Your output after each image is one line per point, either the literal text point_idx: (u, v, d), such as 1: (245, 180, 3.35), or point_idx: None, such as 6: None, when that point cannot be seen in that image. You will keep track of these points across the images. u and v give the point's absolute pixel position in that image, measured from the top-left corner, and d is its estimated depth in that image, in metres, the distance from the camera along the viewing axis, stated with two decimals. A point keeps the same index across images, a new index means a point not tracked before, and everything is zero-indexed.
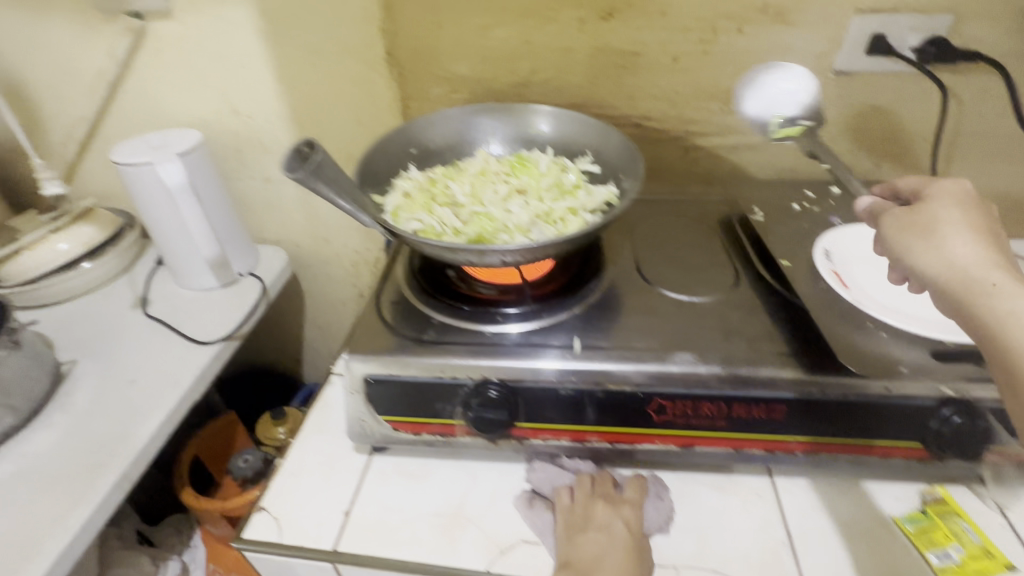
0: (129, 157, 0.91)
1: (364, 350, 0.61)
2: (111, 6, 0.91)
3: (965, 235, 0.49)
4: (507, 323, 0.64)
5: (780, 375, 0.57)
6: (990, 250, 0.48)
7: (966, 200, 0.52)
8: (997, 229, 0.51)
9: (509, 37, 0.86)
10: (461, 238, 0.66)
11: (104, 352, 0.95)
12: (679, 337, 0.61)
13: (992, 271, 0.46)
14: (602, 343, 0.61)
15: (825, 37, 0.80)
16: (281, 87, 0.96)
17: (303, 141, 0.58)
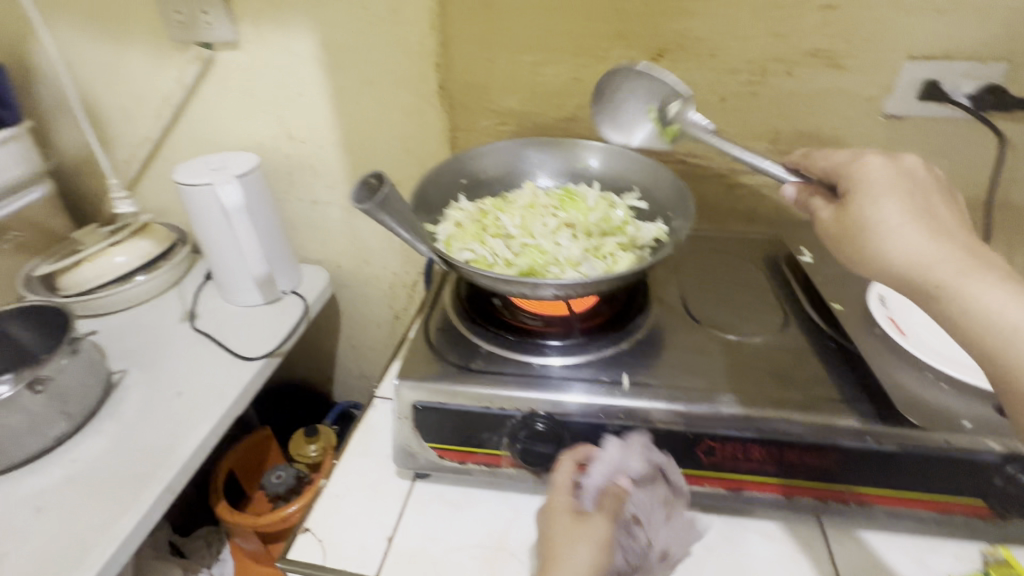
0: (190, 177, 0.95)
1: (414, 375, 0.62)
2: (182, 37, 0.97)
3: (903, 223, 0.48)
4: (553, 356, 0.64)
5: (834, 422, 0.55)
6: (927, 227, 0.48)
7: (888, 178, 0.51)
8: (930, 201, 0.50)
9: (559, 74, 0.88)
10: (512, 269, 0.68)
11: (153, 363, 0.98)
12: (728, 377, 0.61)
13: (940, 256, 0.46)
14: (650, 380, 0.61)
15: (876, 81, 0.81)
16: (336, 114, 1.00)
17: (371, 173, 0.62)
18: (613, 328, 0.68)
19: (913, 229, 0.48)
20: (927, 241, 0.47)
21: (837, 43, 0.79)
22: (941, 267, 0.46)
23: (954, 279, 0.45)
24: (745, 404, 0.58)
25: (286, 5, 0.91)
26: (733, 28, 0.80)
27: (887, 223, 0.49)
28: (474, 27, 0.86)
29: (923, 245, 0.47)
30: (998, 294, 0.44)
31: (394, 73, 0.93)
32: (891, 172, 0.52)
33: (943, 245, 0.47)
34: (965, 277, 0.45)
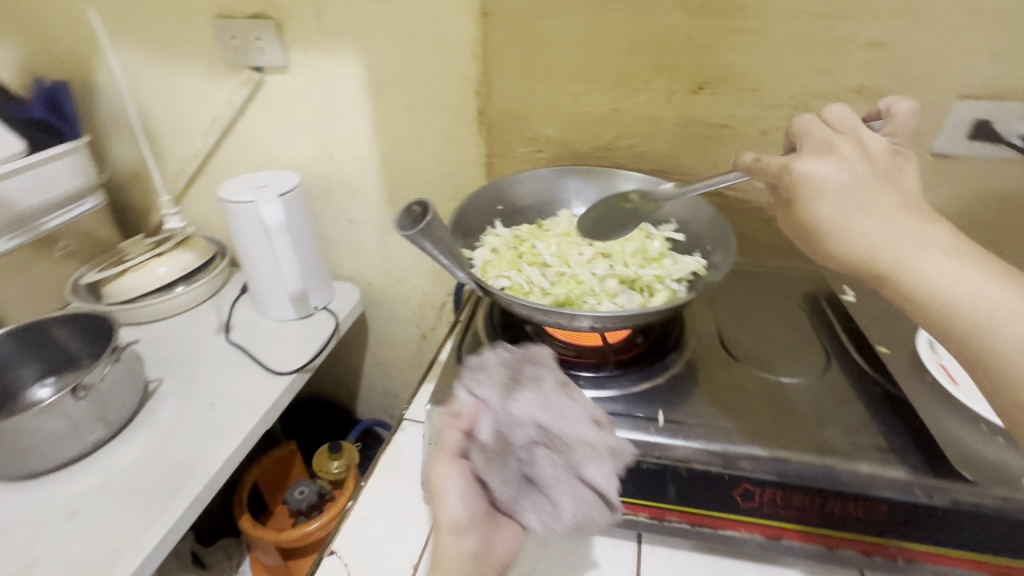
0: (235, 194, 0.98)
1: (446, 400, 0.62)
2: (236, 60, 1.01)
3: (850, 216, 0.48)
4: (586, 389, 0.64)
5: (880, 473, 0.53)
6: (872, 214, 0.48)
7: (827, 171, 0.50)
8: (872, 180, 0.49)
9: (599, 105, 0.89)
10: (548, 298, 0.67)
11: (188, 374, 1.00)
12: (768, 418, 0.59)
13: (890, 242, 0.47)
14: (687, 418, 0.59)
15: (924, 120, 0.79)
16: (377, 137, 1.03)
17: (416, 200, 0.63)
18: (648, 362, 0.67)
19: (858, 219, 0.48)
20: (877, 229, 0.47)
21: (884, 80, 0.78)
22: (891, 252, 0.46)
23: (904, 261, 0.46)
24: (786, 448, 0.56)
25: (335, 32, 0.94)
26: (777, 64, 0.80)
27: (834, 220, 0.49)
28: (517, 57, 0.88)
29: (872, 234, 0.47)
30: (954, 268, 0.44)
31: (435, 99, 0.95)
32: (831, 160, 0.51)
33: (890, 229, 0.47)
34: (915, 258, 0.45)
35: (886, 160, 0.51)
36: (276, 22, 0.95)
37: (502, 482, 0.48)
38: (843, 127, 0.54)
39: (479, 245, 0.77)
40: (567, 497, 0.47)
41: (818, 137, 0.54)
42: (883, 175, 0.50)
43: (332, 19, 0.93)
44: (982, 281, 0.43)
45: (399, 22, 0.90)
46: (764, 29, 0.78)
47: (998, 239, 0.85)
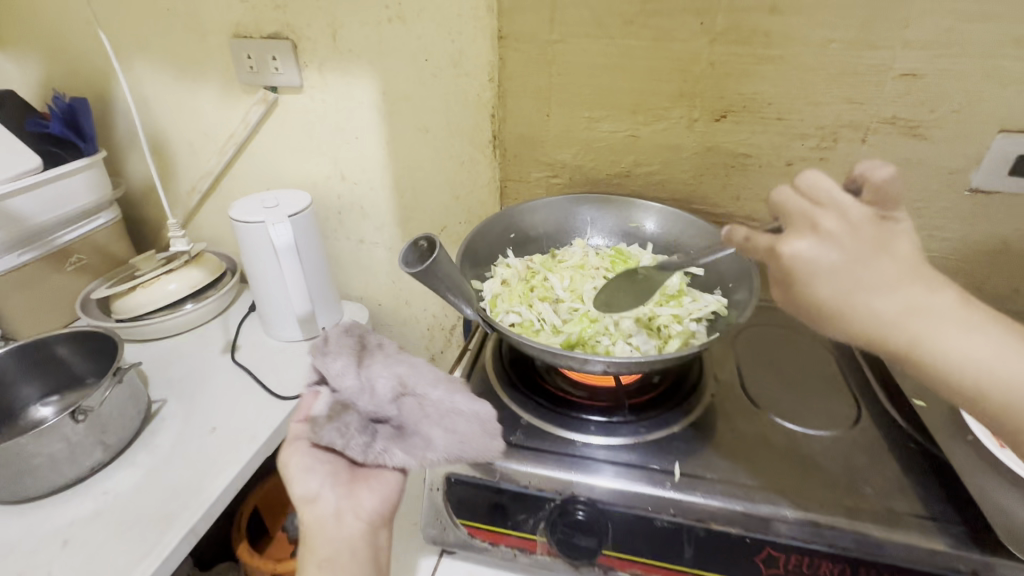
0: (245, 214, 0.97)
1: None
2: (251, 80, 1.01)
3: (859, 296, 0.44)
4: (598, 436, 0.60)
5: (920, 544, 0.48)
6: (876, 292, 0.43)
7: (822, 257, 0.44)
8: (869, 246, 0.44)
9: (617, 131, 0.87)
10: (559, 336, 0.65)
11: (192, 395, 0.98)
12: (793, 475, 0.55)
13: (902, 322, 0.43)
14: (707, 473, 0.55)
15: (961, 153, 0.75)
16: (390, 159, 1.01)
17: (423, 236, 0.61)
18: (664, 408, 0.63)
19: (868, 299, 0.43)
20: (888, 308, 0.43)
21: (919, 112, 0.74)
22: (905, 332, 0.43)
23: (920, 339, 0.43)
24: (815, 507, 0.51)
25: (350, 53, 0.93)
26: (804, 92, 0.76)
27: (837, 299, 0.44)
28: (533, 81, 0.86)
29: (882, 318, 0.43)
30: (970, 340, 0.42)
31: (449, 122, 0.93)
32: (827, 245, 0.44)
33: (902, 309, 0.43)
34: (932, 335, 0.42)
35: (879, 223, 0.45)
36: (292, 43, 0.95)
37: (355, 439, 0.53)
38: (820, 193, 0.46)
39: (490, 276, 0.75)
40: (430, 433, 0.54)
41: (798, 211, 0.46)
42: (879, 245, 0.44)
43: (347, 41, 0.92)
44: (998, 350, 0.42)
45: (414, 45, 0.88)
46: (792, 56, 0.74)
47: None
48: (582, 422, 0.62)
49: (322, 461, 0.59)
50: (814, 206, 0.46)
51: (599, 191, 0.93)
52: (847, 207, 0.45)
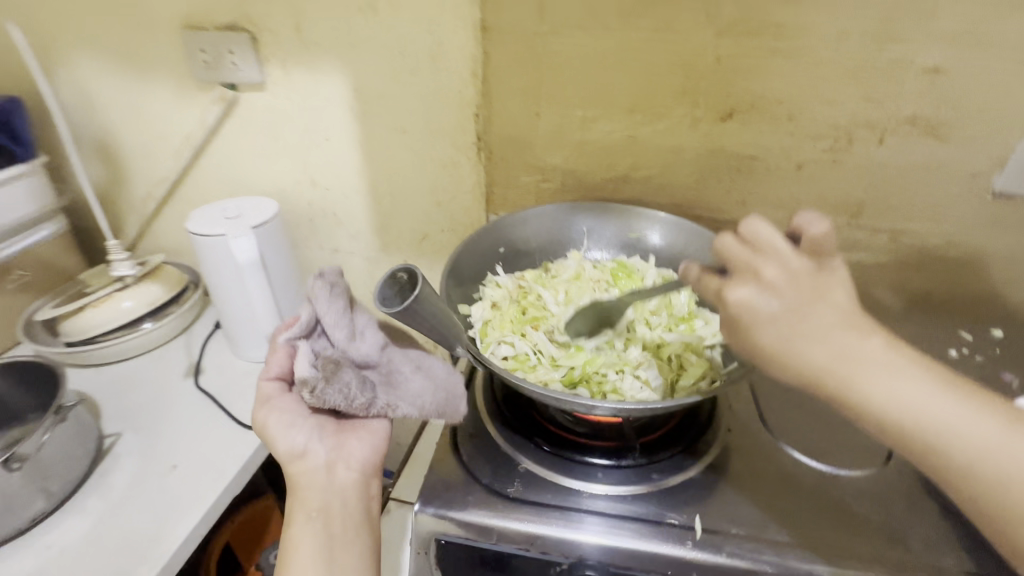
0: (204, 227, 0.87)
1: (439, 496, 0.53)
2: (206, 76, 0.90)
3: (793, 343, 0.42)
4: (604, 483, 0.54)
5: None
6: (811, 339, 0.41)
7: (761, 305, 0.43)
8: (807, 292, 0.42)
9: (613, 132, 0.79)
10: (557, 370, 0.59)
11: (151, 426, 0.89)
12: (823, 525, 0.49)
13: (835, 368, 0.41)
14: (733, 527, 0.49)
15: (984, 155, 0.69)
16: (364, 162, 0.92)
17: (401, 267, 0.54)
18: (677, 445, 0.57)
19: (800, 347, 0.41)
20: (819, 356, 0.41)
21: (941, 110, 0.68)
22: (837, 378, 0.41)
23: (855, 381, 0.40)
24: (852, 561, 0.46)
25: (316, 47, 0.84)
26: (817, 90, 0.70)
27: (773, 344, 0.42)
28: (520, 77, 0.78)
29: (815, 364, 0.41)
30: (909, 387, 0.40)
31: (429, 122, 0.85)
32: (771, 297, 0.42)
33: (835, 356, 0.41)
34: (865, 379, 0.40)
35: (819, 272, 0.43)
36: (249, 35, 0.85)
37: (357, 394, 0.54)
38: (763, 242, 0.44)
39: (480, 296, 0.69)
40: (421, 381, 0.58)
41: (741, 262, 0.45)
42: (816, 294, 0.42)
43: (312, 32, 0.82)
44: (942, 403, 0.39)
45: (387, 37, 0.79)
46: (805, 50, 0.68)
47: None
48: (585, 467, 0.56)
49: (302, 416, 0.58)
50: (756, 254, 0.44)
51: (594, 196, 0.86)
52: (787, 257, 0.43)
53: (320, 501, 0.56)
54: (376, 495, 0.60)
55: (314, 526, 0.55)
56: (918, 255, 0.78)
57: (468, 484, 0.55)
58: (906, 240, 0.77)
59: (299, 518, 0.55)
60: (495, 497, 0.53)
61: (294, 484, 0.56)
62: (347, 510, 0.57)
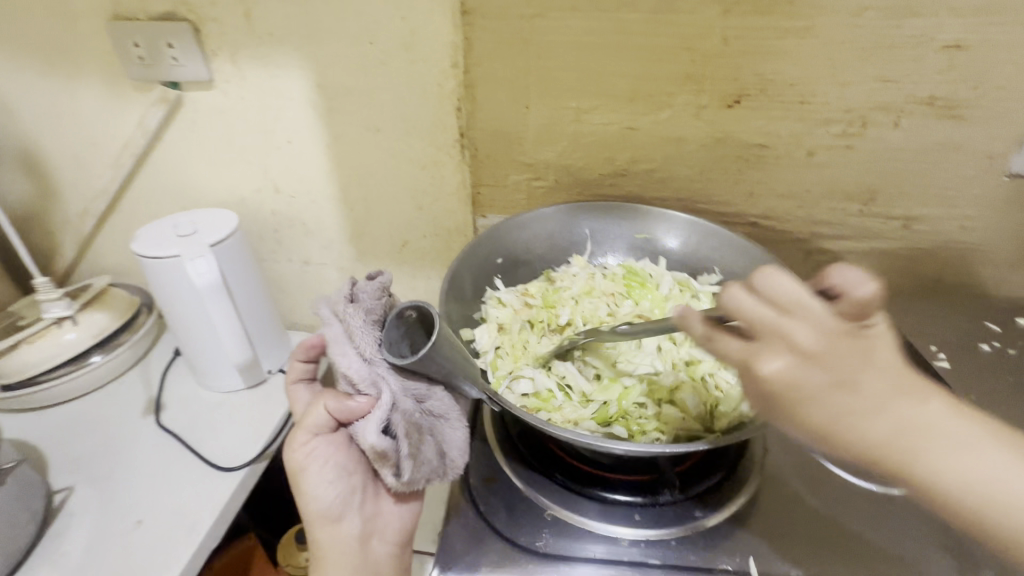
0: (152, 248, 0.76)
1: (462, 559, 0.53)
2: (142, 74, 0.79)
3: (852, 422, 0.35)
4: (638, 527, 0.55)
5: None
6: (872, 414, 0.35)
7: (807, 380, 0.36)
8: (854, 358, 0.35)
9: (611, 123, 0.72)
10: (587, 407, 0.64)
11: (108, 477, 0.79)
12: (851, 561, 0.52)
13: (894, 445, 0.35)
14: (789, 567, 0.52)
15: (1002, 135, 0.66)
16: (334, 165, 0.83)
17: (409, 306, 0.52)
18: (711, 477, 0.59)
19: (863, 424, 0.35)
20: (880, 432, 0.35)
21: (961, 89, 0.64)
22: (899, 455, 0.35)
23: (918, 455, 0.35)
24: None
25: (270, 38, 0.73)
26: (833, 71, 0.65)
27: (826, 420, 0.36)
28: (507, 66, 0.69)
29: (876, 443, 0.35)
30: (984, 461, 0.34)
31: (405, 120, 0.76)
32: (814, 368, 0.35)
33: (898, 431, 0.35)
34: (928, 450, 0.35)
35: (855, 332, 0.36)
36: (191, 25, 0.74)
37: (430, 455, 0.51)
38: (787, 302, 0.37)
39: (487, 313, 0.72)
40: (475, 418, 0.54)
41: (766, 325, 0.37)
42: (857, 362, 0.36)
43: (264, 20, 0.72)
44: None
45: (352, 25, 0.69)
46: (820, 28, 0.62)
47: None
48: (612, 505, 0.57)
49: (345, 471, 0.56)
50: (783, 316, 0.37)
51: (591, 193, 0.79)
52: (821, 318, 0.36)
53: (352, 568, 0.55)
54: (406, 564, 0.62)
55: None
56: (930, 241, 0.76)
57: (490, 542, 0.54)
58: (917, 226, 0.75)
59: None
60: (523, 555, 0.53)
61: (325, 554, 0.56)
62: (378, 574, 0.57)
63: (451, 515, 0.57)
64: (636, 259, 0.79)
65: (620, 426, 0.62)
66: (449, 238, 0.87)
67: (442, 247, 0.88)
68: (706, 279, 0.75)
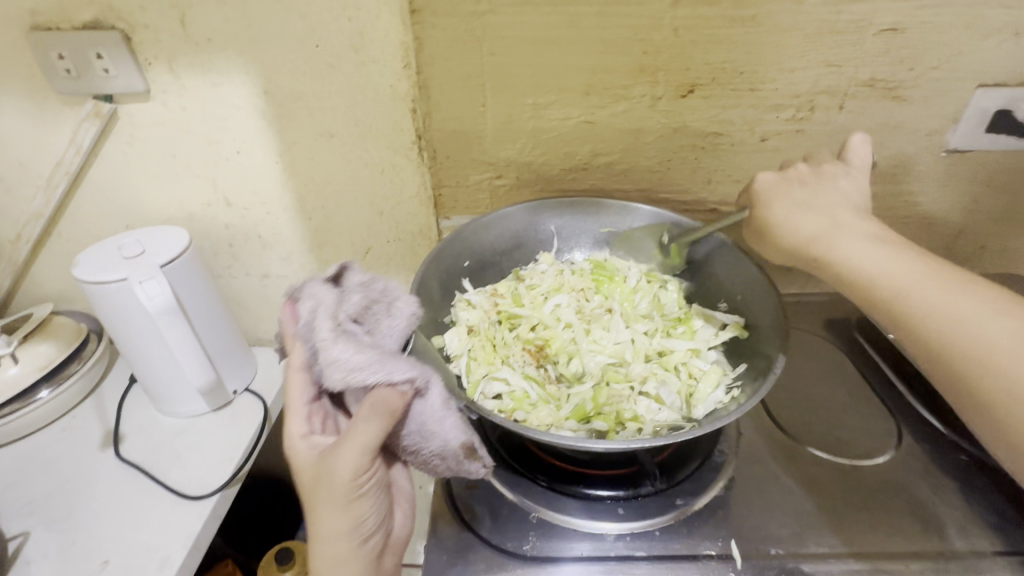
0: (97, 272, 0.72)
1: (448, 571, 0.52)
2: (71, 88, 0.74)
3: (783, 217, 0.57)
4: (624, 519, 0.56)
5: (990, 567, 0.51)
6: (802, 211, 0.56)
7: (774, 188, 0.60)
8: (814, 188, 0.58)
9: (569, 118, 0.72)
10: (565, 409, 0.65)
11: (68, 517, 0.74)
12: (827, 533, 0.54)
13: (820, 236, 0.54)
14: (771, 547, 0.53)
15: (939, 113, 0.70)
16: (287, 173, 0.79)
17: None
18: (690, 464, 0.61)
19: (796, 218, 0.56)
20: (808, 227, 0.55)
21: (900, 71, 0.67)
22: (823, 243, 0.53)
23: (827, 244, 0.53)
24: (852, 559, 0.52)
25: (209, 44, 0.69)
26: (780, 58, 0.66)
27: (777, 215, 0.58)
28: (461, 65, 0.68)
29: (802, 230, 0.55)
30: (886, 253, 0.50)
31: (358, 124, 0.73)
32: (780, 182, 0.60)
33: (823, 225, 0.54)
34: (836, 239, 0.53)
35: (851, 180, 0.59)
36: (121, 33, 0.69)
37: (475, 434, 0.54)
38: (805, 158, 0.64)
39: (458, 318, 0.72)
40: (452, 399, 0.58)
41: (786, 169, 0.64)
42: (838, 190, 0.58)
43: (201, 26, 0.68)
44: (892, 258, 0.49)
45: (296, 27, 0.66)
46: (767, 17, 0.63)
47: (1000, 232, 0.81)
48: (597, 501, 0.58)
49: (379, 491, 0.50)
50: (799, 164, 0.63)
51: (553, 189, 0.79)
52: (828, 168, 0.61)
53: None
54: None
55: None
56: (878, 217, 0.79)
57: (477, 550, 0.54)
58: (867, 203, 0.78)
59: None
60: (510, 561, 0.53)
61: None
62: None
63: (435, 527, 0.56)
64: (604, 253, 0.80)
65: (599, 420, 0.63)
66: (413, 242, 0.85)
67: (407, 251, 0.86)
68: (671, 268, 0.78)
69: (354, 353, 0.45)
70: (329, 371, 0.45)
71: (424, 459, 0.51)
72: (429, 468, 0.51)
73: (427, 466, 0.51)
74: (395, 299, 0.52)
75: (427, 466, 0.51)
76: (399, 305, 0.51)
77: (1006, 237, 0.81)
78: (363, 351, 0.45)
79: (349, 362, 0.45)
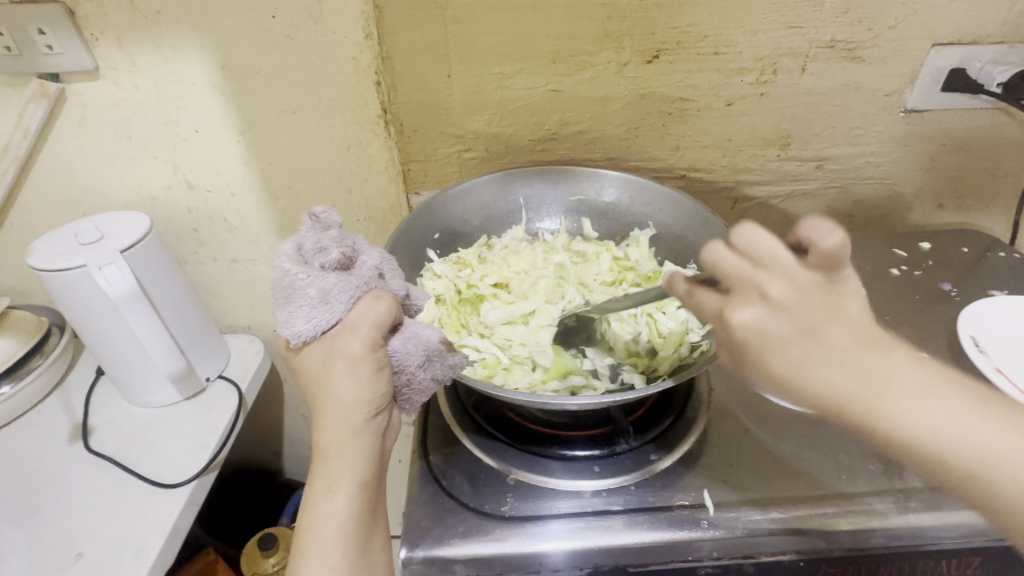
0: (52, 259, 0.69)
1: (428, 535, 0.52)
2: (14, 67, 0.70)
3: (807, 371, 0.39)
4: (600, 476, 0.57)
5: (949, 502, 0.54)
6: (829, 364, 0.38)
7: (770, 327, 0.40)
8: (818, 320, 0.39)
9: (537, 86, 0.72)
10: (538, 371, 0.66)
11: (36, 514, 0.72)
12: (796, 482, 0.56)
13: (861, 396, 0.38)
14: (743, 494, 0.55)
15: (897, 74, 0.71)
16: (249, 153, 0.77)
17: None
18: (664, 420, 0.63)
19: (822, 374, 0.38)
20: (841, 380, 0.38)
21: (858, 31, 0.68)
22: (863, 405, 0.38)
23: (884, 408, 0.37)
24: (820, 503, 0.54)
25: (159, 17, 0.66)
26: (743, 20, 0.66)
27: (787, 370, 0.39)
28: (425, 34, 0.67)
29: (838, 392, 0.38)
30: (941, 411, 0.37)
31: (321, 98, 0.71)
32: (781, 317, 0.39)
33: (858, 381, 0.38)
34: (890, 402, 0.37)
35: (834, 285, 0.40)
36: (63, 6, 0.65)
37: None
38: (762, 256, 0.41)
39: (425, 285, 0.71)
40: None
41: (740, 275, 0.42)
42: (832, 311, 0.39)
43: None
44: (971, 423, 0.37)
45: None
46: None
47: (957, 190, 0.84)
48: (574, 461, 0.59)
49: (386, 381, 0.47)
50: (756, 269, 0.41)
51: (523, 160, 0.79)
52: (790, 269, 0.40)
53: (368, 480, 0.47)
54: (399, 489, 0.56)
55: (362, 495, 0.47)
56: (841, 179, 0.81)
57: (457, 513, 0.54)
58: (831, 165, 0.80)
59: (321, 483, 0.46)
60: (488, 521, 0.53)
61: (344, 455, 0.46)
62: (384, 481, 0.50)
63: (414, 495, 0.56)
64: (575, 222, 0.80)
65: (575, 377, 0.65)
66: (385, 219, 0.84)
67: (378, 229, 0.85)
68: (640, 233, 0.77)
69: (350, 279, 0.45)
70: (329, 301, 0.44)
71: (408, 374, 0.49)
72: (412, 385, 0.49)
73: (409, 383, 0.49)
74: (360, 246, 0.49)
75: (410, 382, 0.49)
76: (366, 254, 0.48)
77: (962, 194, 0.84)
78: (353, 277, 0.46)
79: (350, 288, 0.45)
